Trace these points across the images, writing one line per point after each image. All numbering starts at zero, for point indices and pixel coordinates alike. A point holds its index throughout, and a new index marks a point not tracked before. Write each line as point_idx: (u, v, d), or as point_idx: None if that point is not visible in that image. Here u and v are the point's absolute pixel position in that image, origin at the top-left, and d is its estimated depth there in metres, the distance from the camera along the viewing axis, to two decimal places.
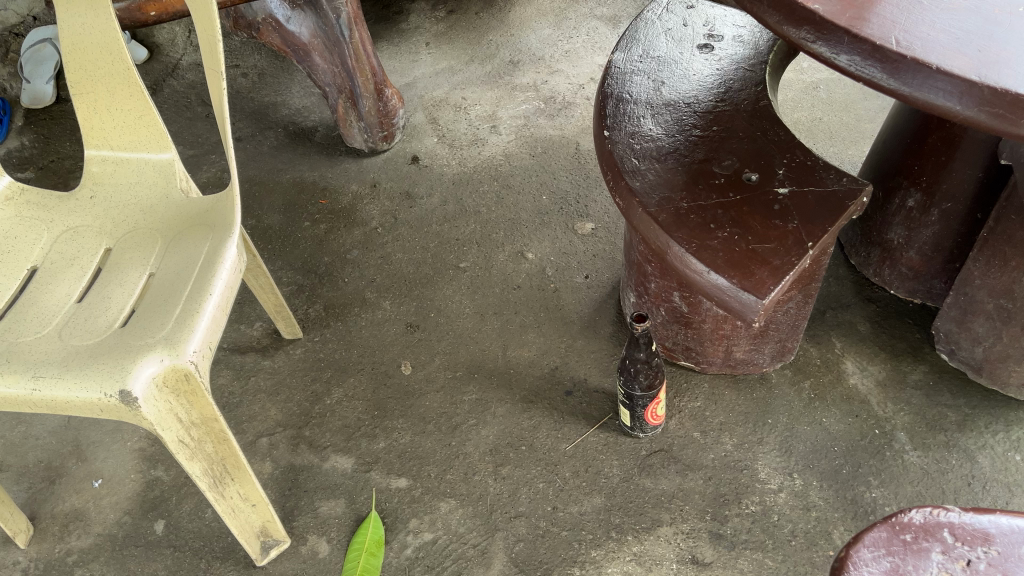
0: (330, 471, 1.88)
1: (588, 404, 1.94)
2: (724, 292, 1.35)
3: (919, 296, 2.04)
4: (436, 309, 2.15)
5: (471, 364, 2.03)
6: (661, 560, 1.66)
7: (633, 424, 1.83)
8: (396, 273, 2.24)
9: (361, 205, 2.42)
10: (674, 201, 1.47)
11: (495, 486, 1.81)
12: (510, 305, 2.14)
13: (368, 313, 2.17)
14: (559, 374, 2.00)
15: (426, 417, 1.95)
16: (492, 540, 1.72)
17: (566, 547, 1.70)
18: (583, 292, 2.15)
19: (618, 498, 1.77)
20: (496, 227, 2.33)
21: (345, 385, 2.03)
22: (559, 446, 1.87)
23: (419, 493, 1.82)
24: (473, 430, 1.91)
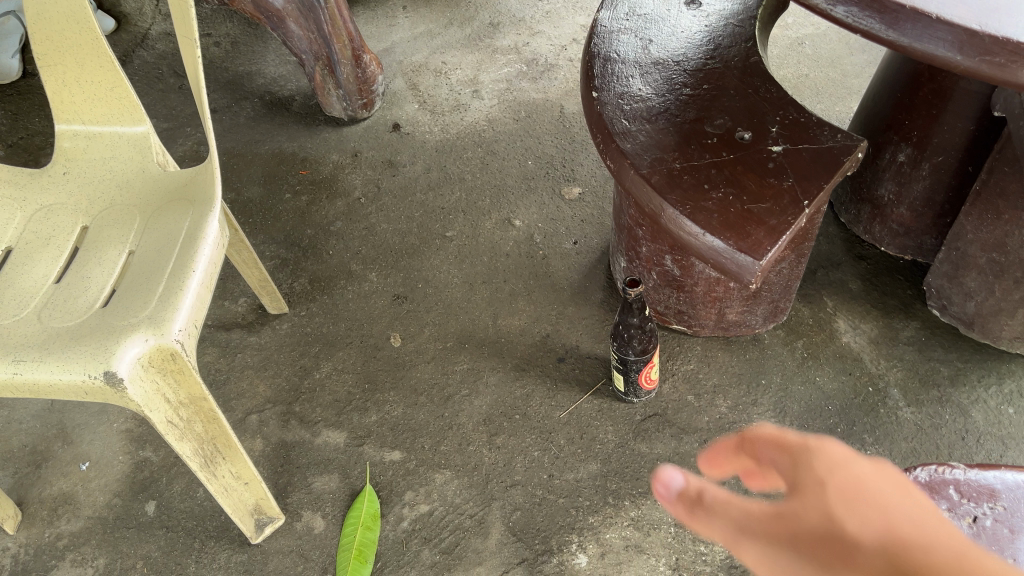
0: (323, 446, 1.87)
1: (581, 370, 1.92)
2: (720, 256, 1.33)
3: (910, 252, 2.02)
4: (424, 279, 2.12)
5: (461, 334, 2.01)
6: (659, 524, 1.67)
7: (627, 389, 1.82)
8: (381, 244, 2.20)
9: (343, 175, 2.37)
10: (666, 163, 1.45)
11: (490, 456, 1.81)
12: (499, 273, 2.11)
13: (355, 285, 2.13)
14: (551, 342, 1.97)
15: (416, 389, 1.93)
16: (489, 510, 1.73)
17: (564, 514, 1.70)
18: (573, 259, 2.12)
19: (614, 464, 1.77)
20: (482, 194, 2.28)
21: (334, 359, 2.00)
22: (552, 414, 1.86)
23: (413, 465, 1.81)
24: (465, 400, 1.89)
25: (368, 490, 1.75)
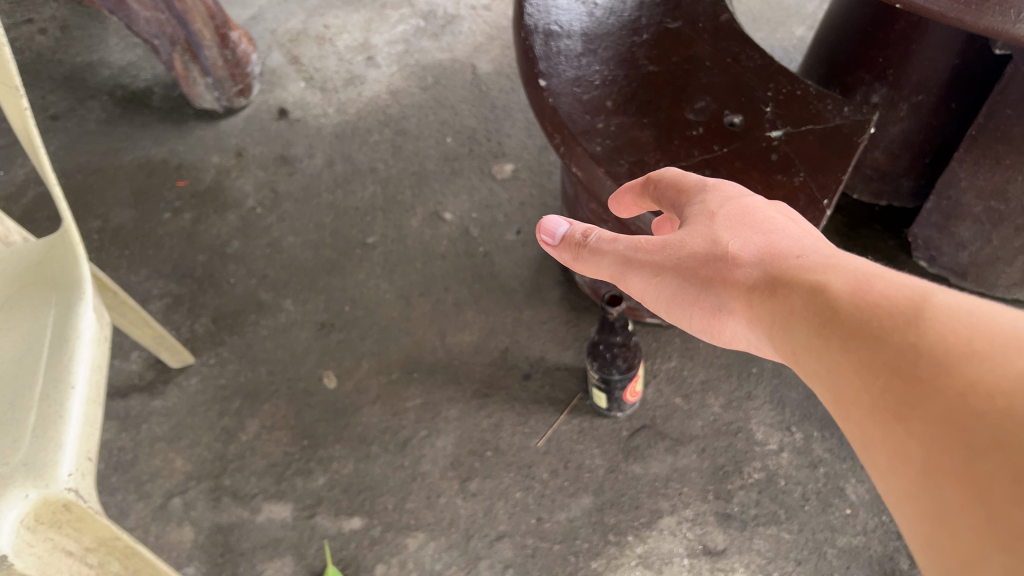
0: (267, 523, 1.58)
1: (551, 387, 1.68)
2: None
3: (885, 196, 1.85)
4: (349, 299, 1.81)
5: (406, 363, 1.73)
6: (670, 558, 1.49)
7: (610, 406, 1.59)
8: (291, 262, 1.87)
9: (229, 181, 2.00)
10: (648, 166, 1.18)
11: (466, 507, 1.57)
12: (437, 280, 1.82)
13: (269, 318, 1.80)
14: (511, 357, 1.72)
15: (365, 438, 1.65)
16: (477, 573, 1.50)
17: (562, 564, 1.50)
18: (519, 252, 1.85)
19: (608, 493, 1.56)
20: (400, 185, 1.96)
21: (262, 413, 1.70)
22: (529, 445, 1.62)
23: (378, 531, 1.56)
24: (426, 444, 1.63)
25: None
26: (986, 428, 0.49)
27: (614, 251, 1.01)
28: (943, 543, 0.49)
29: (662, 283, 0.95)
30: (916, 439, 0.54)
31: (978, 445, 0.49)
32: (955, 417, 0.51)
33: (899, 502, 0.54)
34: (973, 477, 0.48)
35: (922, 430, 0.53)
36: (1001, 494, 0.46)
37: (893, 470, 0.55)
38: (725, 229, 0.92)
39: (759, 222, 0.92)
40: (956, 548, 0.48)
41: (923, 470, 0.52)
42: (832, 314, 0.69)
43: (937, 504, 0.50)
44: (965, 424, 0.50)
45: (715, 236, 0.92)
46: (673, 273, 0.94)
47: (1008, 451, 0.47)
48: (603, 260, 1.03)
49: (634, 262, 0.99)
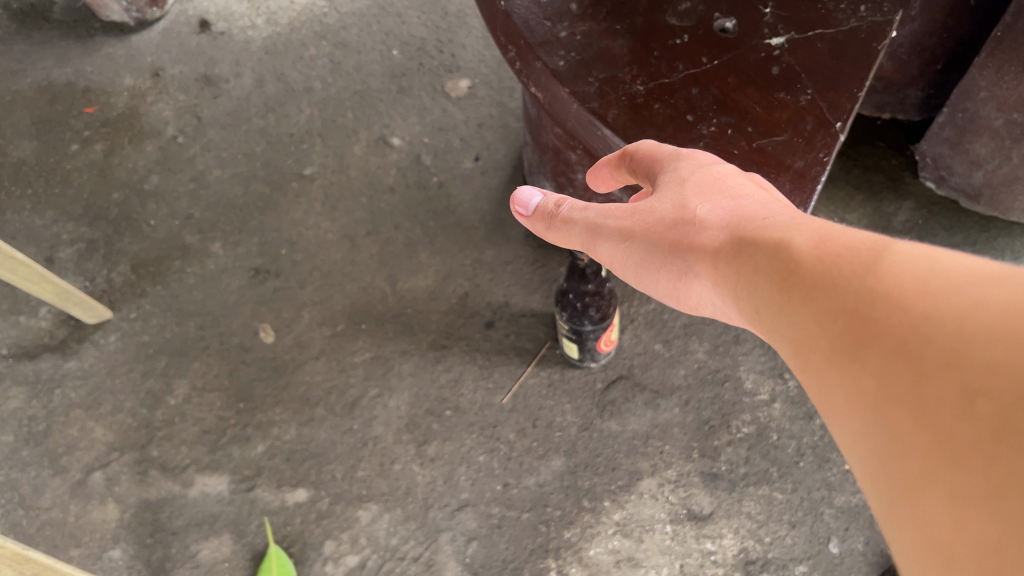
0: (200, 499, 1.41)
1: (517, 335, 1.50)
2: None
3: (889, 108, 1.66)
4: (287, 241, 1.60)
5: (353, 312, 1.53)
6: (651, 524, 1.35)
7: (583, 356, 1.41)
8: (219, 199, 1.64)
9: (144, 106, 1.74)
10: (623, 84, 0.97)
11: (423, 474, 1.40)
12: (386, 217, 1.61)
13: (196, 264, 1.59)
14: (472, 303, 1.53)
15: (308, 399, 1.47)
16: (437, 548, 1.35)
17: (532, 534, 1.35)
18: (477, 182, 1.63)
19: (581, 454, 1.40)
20: (341, 107, 1.73)
21: (192, 373, 1.50)
22: (492, 402, 1.45)
23: (326, 504, 1.39)
24: (377, 405, 1.45)
25: (279, 571, 1.32)
26: (935, 354, 0.44)
27: (583, 222, 0.86)
28: (892, 476, 0.44)
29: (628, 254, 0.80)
30: (868, 378, 0.48)
31: (924, 369, 0.44)
32: (902, 344, 0.46)
33: (852, 443, 0.49)
34: (921, 405, 0.43)
35: (872, 368, 0.48)
36: (949, 416, 0.41)
37: (846, 411, 0.50)
38: (696, 192, 0.77)
39: (732, 186, 0.76)
40: (907, 481, 0.43)
41: (872, 406, 0.47)
42: (787, 256, 0.61)
43: (884, 435, 0.45)
44: (911, 350, 0.45)
45: (686, 200, 0.77)
46: (642, 241, 0.79)
47: (955, 371, 0.42)
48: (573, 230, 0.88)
49: (602, 229, 0.83)
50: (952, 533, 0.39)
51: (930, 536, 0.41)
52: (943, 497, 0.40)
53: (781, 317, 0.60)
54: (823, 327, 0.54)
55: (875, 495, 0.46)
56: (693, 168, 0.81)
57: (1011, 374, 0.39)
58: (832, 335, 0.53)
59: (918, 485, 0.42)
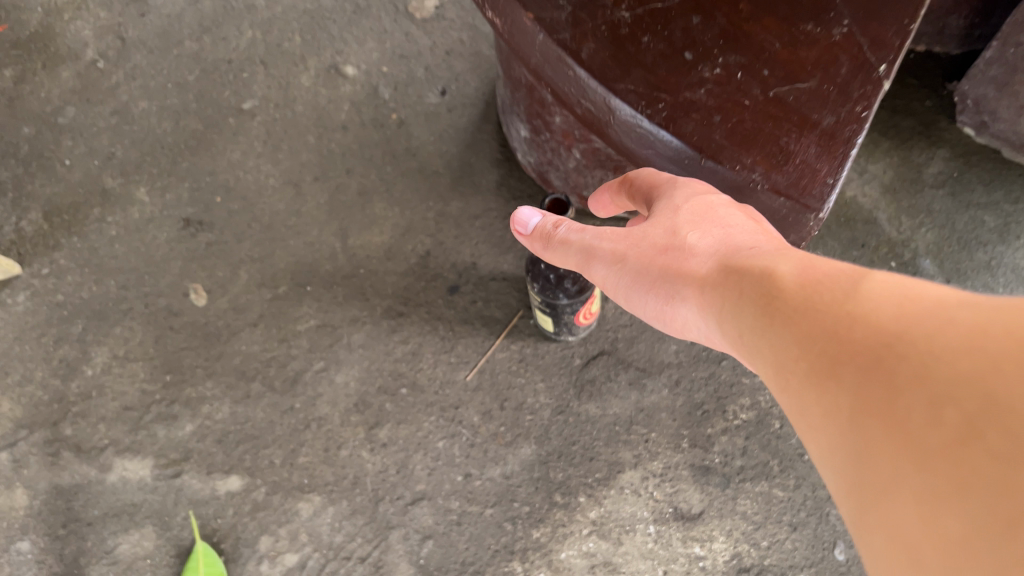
0: (119, 486, 1.23)
1: (484, 302, 1.30)
2: (750, 189, 0.74)
3: (924, 39, 1.43)
4: (223, 186, 1.38)
5: (298, 272, 1.33)
6: (631, 524, 1.18)
7: (559, 329, 1.21)
8: (144, 136, 1.42)
9: (60, 25, 1.50)
10: (604, 9, 0.74)
11: (373, 462, 1.23)
12: (338, 160, 1.39)
13: (117, 213, 1.37)
14: (434, 263, 1.32)
15: (244, 372, 1.28)
16: (387, 547, 1.19)
17: (495, 533, 1.18)
18: (444, 120, 1.41)
19: (554, 442, 1.22)
20: (288, 29, 1.49)
21: (112, 339, 1.31)
22: (454, 379, 1.26)
23: (263, 494, 1.22)
24: (322, 381, 1.27)
25: (206, 570, 1.16)
26: (907, 367, 0.43)
27: (579, 244, 0.77)
28: (865, 484, 0.44)
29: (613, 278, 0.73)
30: (843, 395, 0.46)
31: (896, 383, 0.43)
32: (876, 357, 0.45)
33: (826, 456, 0.48)
34: (894, 420, 0.42)
35: (846, 382, 0.46)
36: (923, 428, 0.40)
37: (820, 427, 0.48)
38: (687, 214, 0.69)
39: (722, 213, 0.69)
40: (880, 491, 0.43)
41: (848, 422, 0.46)
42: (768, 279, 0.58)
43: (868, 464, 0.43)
44: (883, 365, 0.44)
45: (678, 225, 0.70)
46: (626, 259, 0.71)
47: (927, 384, 0.41)
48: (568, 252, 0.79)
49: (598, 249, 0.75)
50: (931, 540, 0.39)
51: (909, 545, 0.40)
52: (921, 507, 0.39)
53: (760, 338, 0.56)
54: (800, 344, 0.51)
55: (848, 505, 0.45)
56: (687, 196, 0.72)
57: (986, 386, 0.38)
58: (806, 350, 0.50)
59: (891, 494, 0.42)
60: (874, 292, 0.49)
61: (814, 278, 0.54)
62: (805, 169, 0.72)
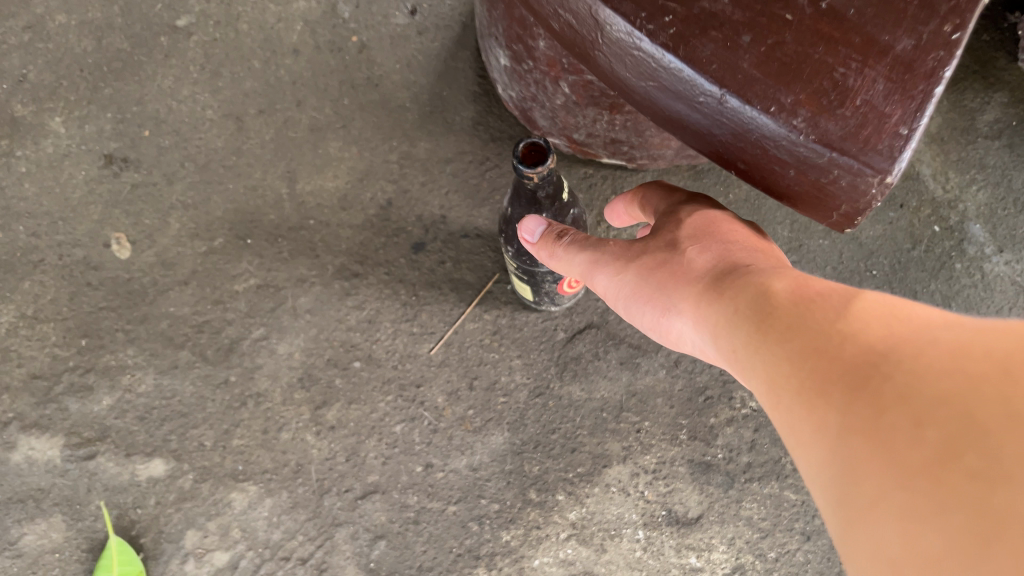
0: (24, 468, 1.05)
1: (454, 263, 1.11)
2: (784, 145, 0.53)
3: None
4: (153, 118, 1.18)
5: (238, 222, 1.14)
6: (616, 528, 1.02)
7: (539, 299, 1.03)
8: (60, 54, 1.19)
9: None
10: None
11: (320, 448, 1.05)
12: (288, 90, 1.18)
13: (27, 145, 1.16)
14: (397, 216, 1.13)
15: (172, 339, 1.09)
16: (332, 547, 1.02)
17: (459, 535, 1.02)
18: (413, 44, 1.19)
19: (531, 430, 1.05)
20: None
21: (19, 296, 1.11)
22: (416, 353, 1.08)
23: (191, 482, 1.05)
24: (262, 352, 1.08)
25: (121, 570, 0.98)
26: (896, 383, 0.41)
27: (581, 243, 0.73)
28: (844, 497, 0.40)
29: (626, 283, 0.68)
30: (824, 412, 0.44)
31: (890, 399, 0.40)
32: (862, 374, 0.43)
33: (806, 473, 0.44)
34: (878, 436, 0.40)
35: (828, 400, 0.44)
36: (911, 443, 0.38)
37: (801, 445, 0.45)
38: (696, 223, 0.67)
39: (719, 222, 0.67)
40: (855, 508, 0.40)
41: (823, 441, 0.43)
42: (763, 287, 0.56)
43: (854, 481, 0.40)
44: (872, 381, 0.42)
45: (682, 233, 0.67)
46: (642, 265, 0.67)
47: (912, 402, 0.39)
48: (574, 257, 0.73)
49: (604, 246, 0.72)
50: (910, 553, 0.36)
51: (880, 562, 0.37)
52: (901, 522, 0.37)
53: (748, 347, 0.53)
54: (788, 361, 0.48)
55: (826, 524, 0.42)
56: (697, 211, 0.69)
57: (976, 404, 0.37)
58: (794, 365, 0.48)
59: (866, 510, 0.39)
60: (867, 314, 0.48)
61: (809, 295, 0.52)
62: (866, 114, 0.51)
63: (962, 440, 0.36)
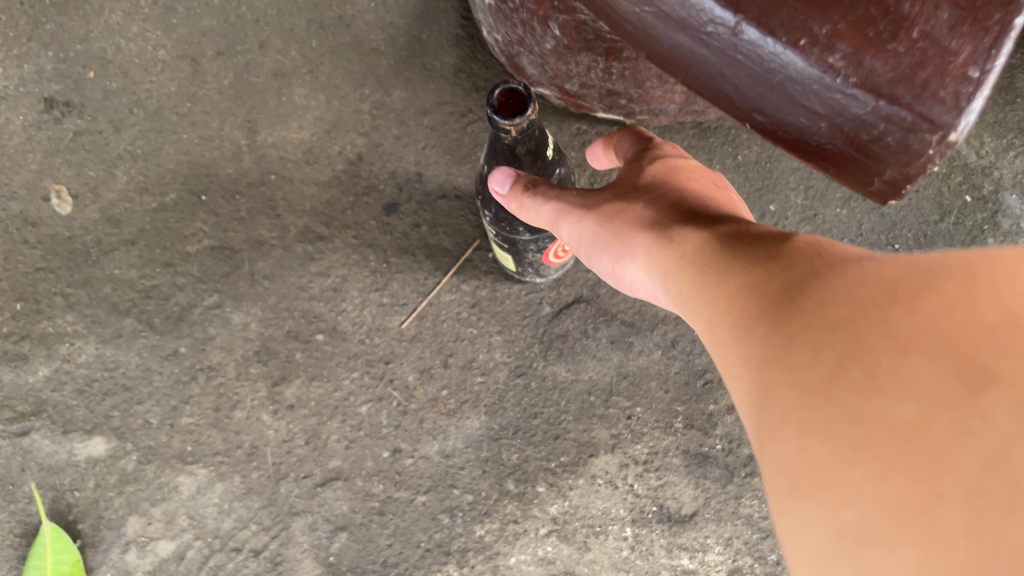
0: None
1: (430, 226, 1.00)
2: (815, 90, 0.43)
3: None
4: (99, 58, 1.05)
5: (191, 176, 1.02)
6: (602, 524, 0.93)
7: (523, 269, 0.92)
8: None
9: None
10: None
11: (277, 429, 0.95)
12: (249, 29, 1.05)
13: None
14: (367, 173, 1.01)
15: (117, 305, 0.99)
16: (288, 538, 0.93)
17: (429, 528, 0.93)
18: None
19: (510, 414, 0.95)
20: None
21: None
22: (386, 326, 0.97)
23: (135, 464, 0.95)
24: (215, 322, 0.98)
25: (54, 559, 0.89)
26: (818, 308, 0.38)
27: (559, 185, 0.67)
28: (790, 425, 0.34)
29: (580, 227, 0.64)
30: (751, 343, 0.40)
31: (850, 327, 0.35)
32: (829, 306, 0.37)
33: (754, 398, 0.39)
34: (791, 358, 0.37)
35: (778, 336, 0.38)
36: (823, 362, 0.35)
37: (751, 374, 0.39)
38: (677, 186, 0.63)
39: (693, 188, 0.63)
40: (800, 440, 0.34)
41: (768, 370, 0.38)
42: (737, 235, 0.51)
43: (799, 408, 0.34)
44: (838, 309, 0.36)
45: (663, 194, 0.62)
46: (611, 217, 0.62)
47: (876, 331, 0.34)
48: (539, 208, 0.66)
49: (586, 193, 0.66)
50: (810, 469, 0.33)
51: (783, 479, 0.34)
52: (803, 440, 0.33)
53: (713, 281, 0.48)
54: (730, 297, 0.45)
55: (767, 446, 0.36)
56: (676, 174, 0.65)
57: (927, 334, 0.32)
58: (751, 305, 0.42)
59: (791, 441, 0.34)
60: (806, 253, 0.44)
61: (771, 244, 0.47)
62: (925, 52, 0.40)
63: (869, 355, 0.33)
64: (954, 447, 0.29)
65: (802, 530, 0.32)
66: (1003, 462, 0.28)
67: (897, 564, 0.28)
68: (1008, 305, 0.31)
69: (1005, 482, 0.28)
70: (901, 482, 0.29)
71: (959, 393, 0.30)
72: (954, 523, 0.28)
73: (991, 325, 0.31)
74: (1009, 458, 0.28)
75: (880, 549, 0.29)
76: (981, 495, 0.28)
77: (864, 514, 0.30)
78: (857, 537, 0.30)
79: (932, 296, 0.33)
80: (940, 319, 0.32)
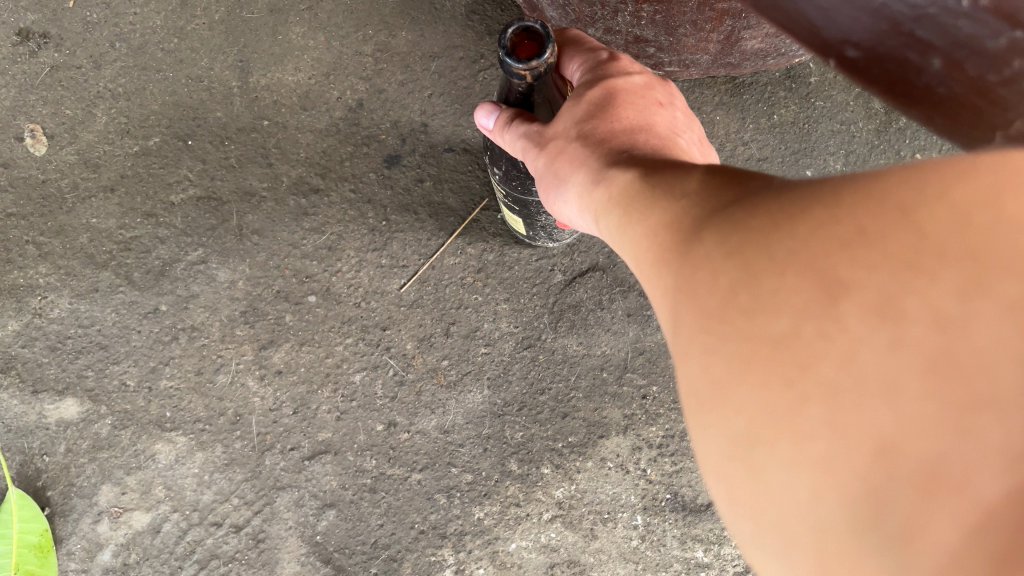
0: None
1: (435, 182, 0.92)
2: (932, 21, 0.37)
3: None
4: None
5: (177, 119, 0.94)
6: (611, 510, 0.86)
7: (534, 233, 0.84)
8: None
9: None
10: None
11: (264, 396, 0.88)
12: None
13: None
14: (369, 121, 0.93)
15: (93, 257, 0.91)
16: (273, 514, 0.86)
17: (424, 509, 0.86)
18: None
19: (516, 389, 0.88)
20: None
21: None
22: (384, 290, 0.90)
23: (110, 428, 0.88)
24: (199, 279, 0.90)
25: (20, 527, 0.82)
26: (713, 232, 0.33)
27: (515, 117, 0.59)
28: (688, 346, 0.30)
29: (536, 164, 0.56)
30: (655, 276, 0.36)
31: (749, 239, 0.30)
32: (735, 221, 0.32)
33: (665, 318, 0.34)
34: (687, 281, 0.32)
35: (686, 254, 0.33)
36: (717, 281, 0.30)
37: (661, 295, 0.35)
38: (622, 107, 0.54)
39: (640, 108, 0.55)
40: (695, 363, 0.30)
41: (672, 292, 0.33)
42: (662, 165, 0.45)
43: (695, 328, 0.30)
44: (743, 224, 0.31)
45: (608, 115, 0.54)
46: (560, 144, 0.54)
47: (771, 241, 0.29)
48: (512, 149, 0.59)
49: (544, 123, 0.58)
50: (703, 389, 0.29)
51: (689, 398, 0.30)
52: (696, 359, 0.30)
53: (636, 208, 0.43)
54: (649, 231, 0.39)
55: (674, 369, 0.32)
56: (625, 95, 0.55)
57: (821, 240, 0.27)
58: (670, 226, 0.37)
59: (691, 366, 0.30)
60: (723, 178, 0.38)
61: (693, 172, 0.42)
62: None
63: (751, 270, 0.29)
64: (820, 352, 0.25)
65: (704, 449, 0.29)
66: (862, 356, 0.25)
67: (779, 469, 0.26)
68: (886, 208, 0.27)
69: (864, 379, 0.24)
70: (793, 407, 0.26)
71: (834, 306, 0.26)
72: (824, 427, 0.25)
73: (854, 229, 0.27)
74: (870, 353, 0.24)
75: (766, 457, 0.26)
76: (850, 402, 0.24)
77: (750, 424, 0.27)
78: (744, 449, 0.27)
79: (817, 207, 0.29)
80: (818, 227, 0.28)
